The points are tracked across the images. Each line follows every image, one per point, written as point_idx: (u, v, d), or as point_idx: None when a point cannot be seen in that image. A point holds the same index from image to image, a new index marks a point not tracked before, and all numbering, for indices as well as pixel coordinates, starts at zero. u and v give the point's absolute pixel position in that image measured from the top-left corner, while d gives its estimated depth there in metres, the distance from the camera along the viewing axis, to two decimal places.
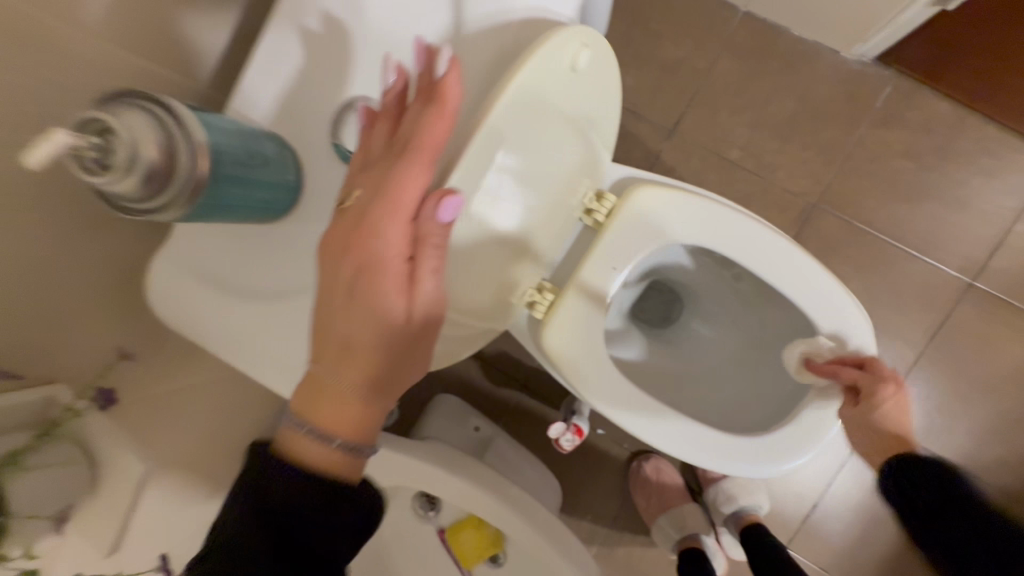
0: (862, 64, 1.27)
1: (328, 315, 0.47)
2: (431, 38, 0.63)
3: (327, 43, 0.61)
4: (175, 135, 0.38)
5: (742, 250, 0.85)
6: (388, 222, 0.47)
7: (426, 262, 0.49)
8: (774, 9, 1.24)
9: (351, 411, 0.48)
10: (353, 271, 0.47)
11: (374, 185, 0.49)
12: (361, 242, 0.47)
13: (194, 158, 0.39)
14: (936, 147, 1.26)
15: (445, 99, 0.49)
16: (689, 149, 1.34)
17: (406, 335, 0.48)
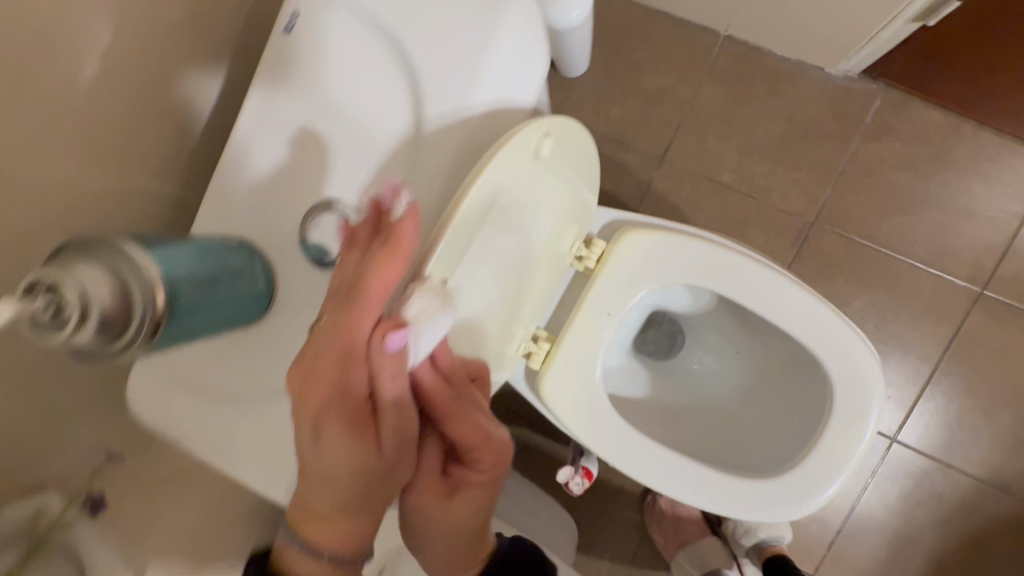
0: (849, 79, 1.26)
1: (295, 450, 0.42)
2: (395, 126, 0.53)
3: (277, 142, 0.54)
4: (126, 276, 0.36)
5: (738, 286, 0.83)
6: (340, 369, 0.40)
7: (389, 399, 0.41)
8: (755, 32, 1.24)
9: (336, 535, 0.43)
10: (311, 417, 0.40)
11: (328, 323, 0.41)
12: (308, 391, 0.40)
13: (151, 295, 0.38)
14: (931, 156, 1.24)
15: (401, 241, 0.41)
16: (681, 175, 1.33)
17: (380, 473, 0.43)
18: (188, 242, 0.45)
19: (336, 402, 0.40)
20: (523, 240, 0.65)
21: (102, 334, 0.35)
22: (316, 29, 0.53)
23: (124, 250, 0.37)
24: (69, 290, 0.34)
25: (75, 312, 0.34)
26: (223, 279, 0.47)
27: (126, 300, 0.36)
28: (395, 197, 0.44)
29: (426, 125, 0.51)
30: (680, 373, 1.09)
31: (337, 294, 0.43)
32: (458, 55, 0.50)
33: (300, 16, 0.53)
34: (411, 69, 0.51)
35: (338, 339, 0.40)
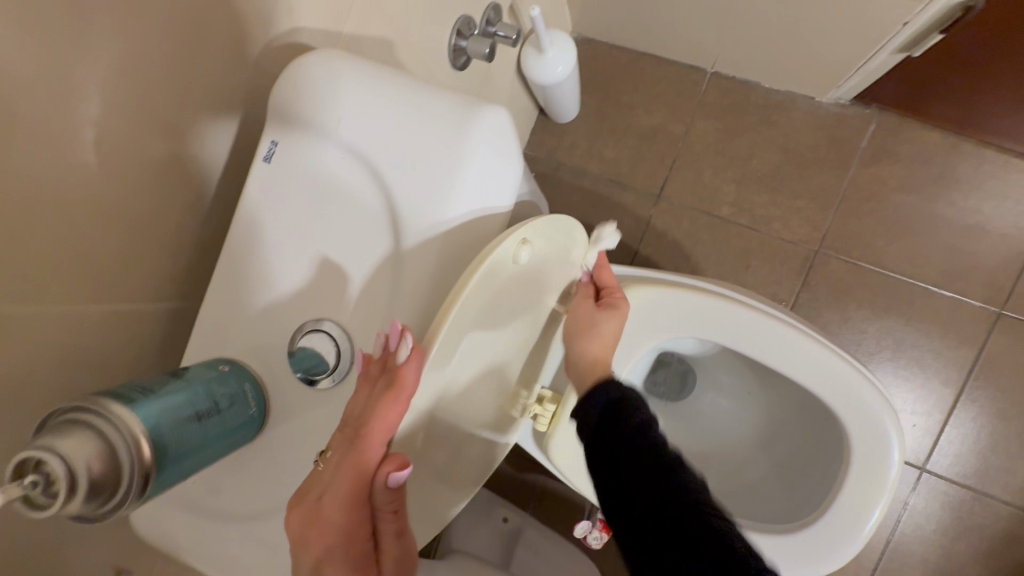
0: (840, 106, 1.26)
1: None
2: (373, 243, 0.45)
3: (262, 272, 0.48)
4: (114, 430, 0.32)
5: (743, 337, 0.82)
6: (342, 511, 0.38)
7: (389, 532, 0.40)
8: (742, 67, 1.25)
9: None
10: (315, 557, 0.38)
11: (329, 464, 0.39)
12: (313, 533, 0.38)
13: (135, 453, 0.33)
14: (933, 177, 1.23)
15: (402, 387, 0.37)
16: (679, 212, 1.33)
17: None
18: (176, 381, 0.39)
19: (341, 544, 0.39)
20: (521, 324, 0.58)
21: (89, 503, 0.31)
22: (293, 152, 0.47)
23: (105, 404, 0.33)
24: (53, 461, 0.30)
25: (58, 485, 0.30)
26: (211, 411, 0.40)
27: (115, 460, 0.32)
28: (398, 334, 0.39)
29: (406, 247, 0.44)
30: (692, 416, 1.06)
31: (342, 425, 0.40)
32: (437, 172, 0.44)
33: (277, 142, 0.47)
34: (389, 189, 0.45)
35: (340, 482, 0.38)
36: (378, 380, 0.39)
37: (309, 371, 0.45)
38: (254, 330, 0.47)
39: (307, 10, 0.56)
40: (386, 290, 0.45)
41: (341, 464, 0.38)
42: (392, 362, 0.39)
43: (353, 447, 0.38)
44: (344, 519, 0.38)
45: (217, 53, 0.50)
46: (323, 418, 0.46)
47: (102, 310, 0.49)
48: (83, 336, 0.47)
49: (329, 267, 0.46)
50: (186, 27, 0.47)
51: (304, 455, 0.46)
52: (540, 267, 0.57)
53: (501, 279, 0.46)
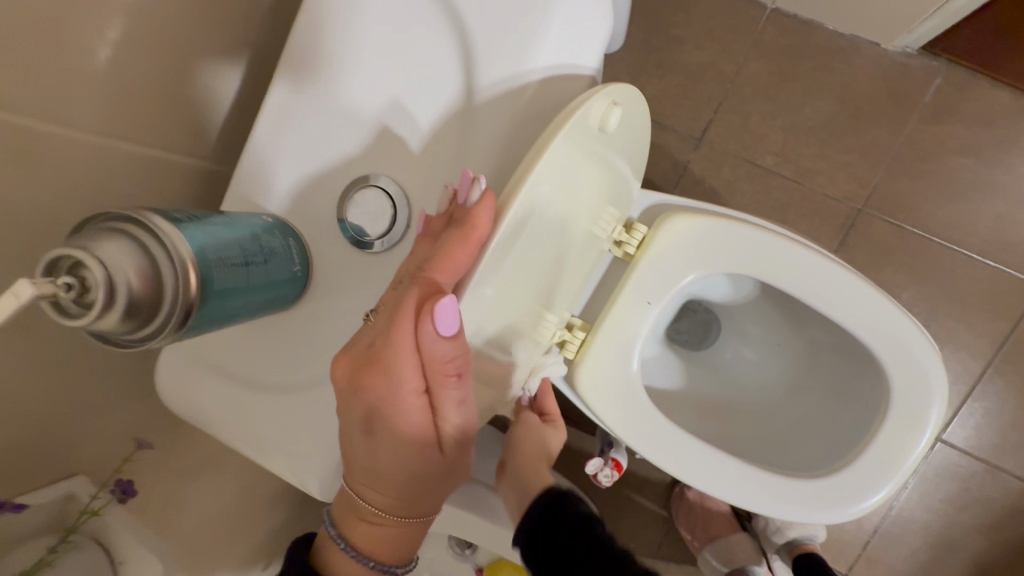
0: (906, 55, 1.17)
1: (348, 436, 0.36)
2: (443, 102, 0.42)
3: (311, 122, 0.44)
4: (151, 248, 0.28)
5: (790, 276, 0.78)
6: (405, 356, 0.33)
7: (449, 395, 0.34)
8: (808, 4, 1.15)
9: (384, 535, 0.37)
10: (366, 409, 0.34)
11: (386, 310, 0.34)
12: (366, 381, 0.34)
13: (183, 273, 0.30)
14: (994, 140, 1.16)
15: (472, 229, 0.33)
16: (719, 157, 1.26)
17: (438, 475, 0.37)
18: (223, 219, 0.36)
19: (387, 396, 0.34)
20: (584, 224, 0.55)
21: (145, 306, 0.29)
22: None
23: (139, 220, 0.29)
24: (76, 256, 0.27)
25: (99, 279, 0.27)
26: (257, 257, 0.37)
27: (155, 279, 0.28)
28: (470, 182, 0.36)
29: (480, 104, 0.40)
30: (714, 364, 1.04)
31: (406, 277, 0.36)
32: (520, 19, 0.39)
33: None
34: (467, 37, 0.40)
35: (393, 322, 0.32)
36: (444, 232, 0.35)
37: (362, 229, 0.43)
38: (306, 190, 0.44)
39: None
40: (456, 152, 0.42)
41: (396, 304, 0.33)
42: (461, 210, 0.36)
43: (412, 285, 0.34)
44: (402, 370, 0.33)
45: None
46: (379, 284, 0.43)
47: (87, 140, 0.46)
48: (69, 165, 0.45)
49: (385, 125, 0.43)
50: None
51: (355, 321, 0.44)
52: (612, 160, 0.53)
53: (576, 163, 0.41)
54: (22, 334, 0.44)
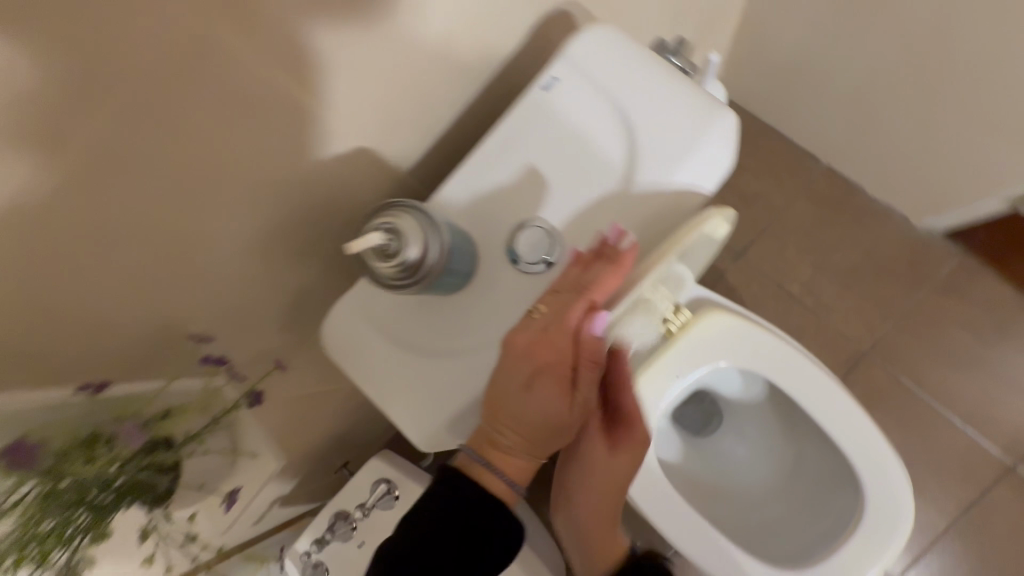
0: (930, 234, 1.36)
1: (503, 389, 0.49)
2: (602, 184, 0.57)
3: (505, 171, 0.59)
4: (428, 235, 0.45)
5: (800, 387, 0.91)
6: (563, 336, 0.49)
7: (587, 373, 0.49)
8: (860, 170, 1.35)
9: (514, 464, 0.51)
10: (528, 370, 0.48)
11: (554, 307, 0.50)
12: (536, 351, 0.48)
13: (437, 255, 0.45)
14: (992, 325, 1.32)
15: (622, 263, 0.50)
16: (753, 274, 1.43)
17: (562, 430, 0.50)
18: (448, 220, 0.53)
19: (548, 364, 0.48)
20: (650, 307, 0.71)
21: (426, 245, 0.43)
22: (566, 91, 0.58)
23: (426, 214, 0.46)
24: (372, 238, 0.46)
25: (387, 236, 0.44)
26: (462, 251, 0.53)
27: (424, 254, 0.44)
28: (619, 234, 0.51)
29: (630, 193, 0.56)
30: (710, 451, 1.16)
31: (563, 289, 0.51)
32: (675, 146, 0.56)
33: (556, 77, 0.58)
34: (634, 146, 0.56)
35: (566, 316, 0.49)
36: (594, 264, 0.51)
37: (516, 254, 0.57)
38: (479, 214, 0.59)
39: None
40: (601, 221, 0.57)
41: (565, 305, 0.49)
42: (611, 251, 0.51)
43: (578, 296, 0.49)
44: (563, 347, 0.48)
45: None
46: (517, 297, 0.57)
47: None
48: None
49: (555, 187, 0.58)
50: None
51: (489, 320, 0.58)
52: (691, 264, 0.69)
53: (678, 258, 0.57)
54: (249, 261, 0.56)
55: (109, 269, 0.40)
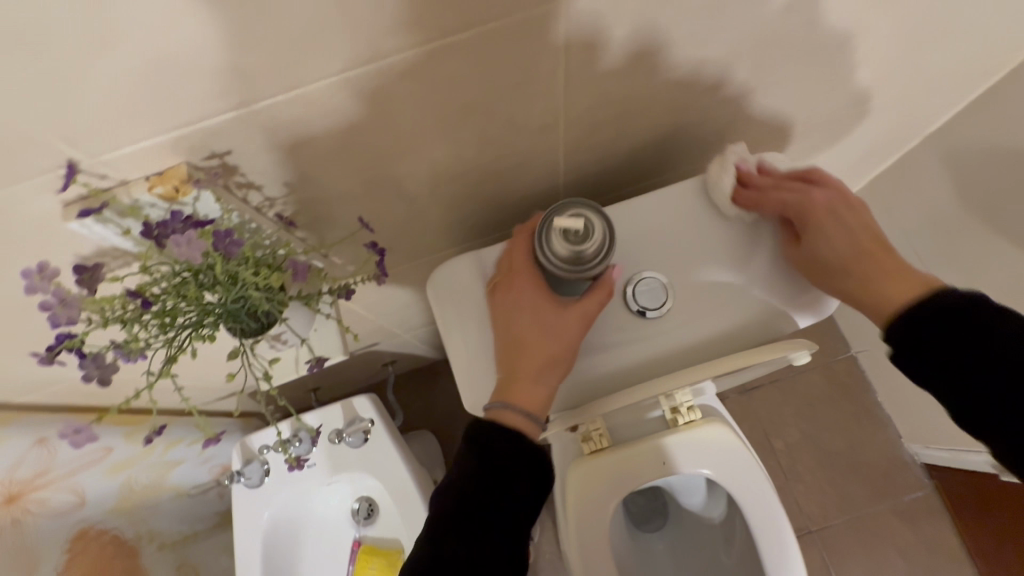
0: (912, 458, 1.44)
1: (511, 325, 0.62)
2: (718, 279, 0.67)
3: (646, 230, 0.68)
4: (603, 241, 0.59)
5: (761, 531, 0.97)
6: (531, 298, 0.62)
7: (582, 299, 0.62)
8: (882, 376, 1.45)
9: (530, 394, 0.60)
10: (512, 296, 0.63)
11: (515, 249, 0.65)
12: (515, 279, 0.63)
13: (598, 262, 0.59)
14: (928, 564, 1.38)
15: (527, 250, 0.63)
16: (747, 413, 1.51)
17: (565, 345, 0.61)
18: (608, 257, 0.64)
19: (523, 286, 0.62)
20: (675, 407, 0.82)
21: (607, 250, 0.59)
22: (731, 189, 0.69)
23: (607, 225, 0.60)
24: (560, 217, 0.58)
25: (582, 228, 0.58)
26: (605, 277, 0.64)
27: (587, 253, 0.58)
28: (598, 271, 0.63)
29: (735, 300, 0.67)
30: (643, 547, 1.20)
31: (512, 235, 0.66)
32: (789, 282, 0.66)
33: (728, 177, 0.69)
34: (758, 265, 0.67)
35: (522, 252, 0.64)
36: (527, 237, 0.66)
37: (632, 299, 0.66)
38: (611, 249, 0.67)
39: (784, 125, 0.77)
40: (701, 307, 0.67)
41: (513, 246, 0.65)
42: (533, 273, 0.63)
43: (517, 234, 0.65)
44: (532, 280, 0.62)
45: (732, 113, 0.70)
46: (608, 328, 0.66)
47: None
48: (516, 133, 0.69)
49: (679, 264, 0.68)
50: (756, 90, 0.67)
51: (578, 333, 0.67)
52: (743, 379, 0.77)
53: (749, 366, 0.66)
54: (425, 194, 0.63)
55: (378, 124, 0.49)
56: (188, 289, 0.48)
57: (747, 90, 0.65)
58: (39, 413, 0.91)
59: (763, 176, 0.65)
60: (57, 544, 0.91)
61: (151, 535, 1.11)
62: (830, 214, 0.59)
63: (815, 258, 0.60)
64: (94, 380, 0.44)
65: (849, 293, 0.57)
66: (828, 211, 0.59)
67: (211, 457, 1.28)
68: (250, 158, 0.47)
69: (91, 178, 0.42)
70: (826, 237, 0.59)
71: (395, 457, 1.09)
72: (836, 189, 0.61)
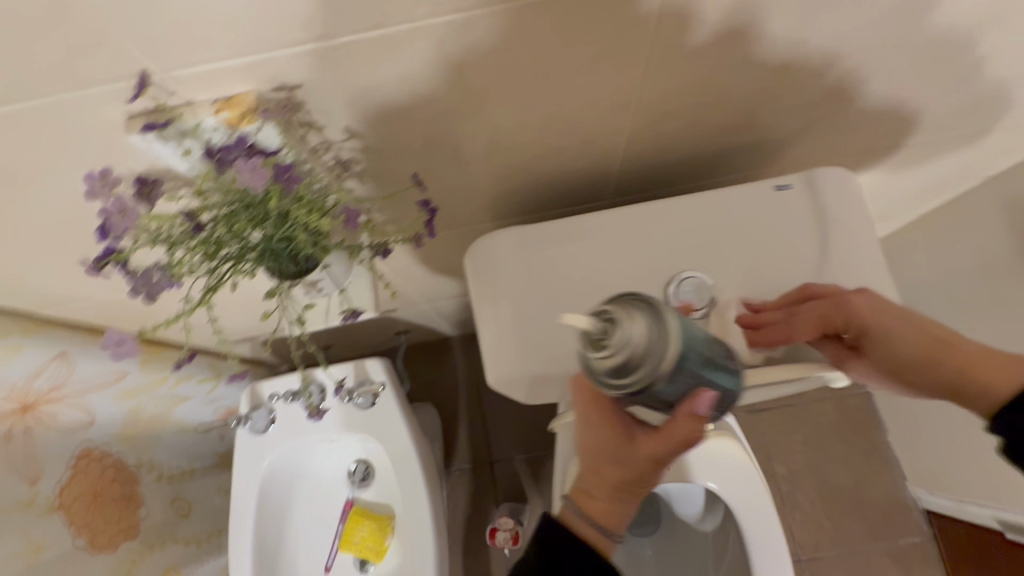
0: (913, 503, 1.42)
1: (583, 432, 0.54)
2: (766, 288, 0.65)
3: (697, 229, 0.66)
4: (650, 332, 0.40)
5: (756, 550, 0.95)
6: (599, 413, 0.53)
7: (676, 424, 0.48)
8: (896, 416, 1.42)
9: (602, 508, 0.52)
10: (585, 401, 0.53)
11: None
12: (588, 385, 0.53)
13: (656, 361, 0.40)
14: None
15: None
16: (752, 433, 1.49)
17: (650, 465, 0.51)
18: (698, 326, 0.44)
19: (596, 398, 0.53)
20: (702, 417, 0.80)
21: (655, 357, 0.39)
22: (791, 200, 0.65)
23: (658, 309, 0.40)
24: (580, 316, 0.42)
25: (603, 326, 0.40)
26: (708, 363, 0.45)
27: (632, 347, 0.39)
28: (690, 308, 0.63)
29: None
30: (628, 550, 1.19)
31: None
32: None
33: (792, 184, 0.65)
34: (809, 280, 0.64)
35: None
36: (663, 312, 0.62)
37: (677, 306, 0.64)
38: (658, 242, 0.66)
39: (848, 144, 0.75)
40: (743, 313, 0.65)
41: None
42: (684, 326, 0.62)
43: None
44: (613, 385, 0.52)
45: (802, 122, 0.68)
46: None
47: None
48: None
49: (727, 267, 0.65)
50: (832, 101, 0.65)
51: None
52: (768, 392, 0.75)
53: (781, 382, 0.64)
54: (480, 159, 0.61)
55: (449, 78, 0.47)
56: (239, 220, 0.47)
57: (819, 100, 0.63)
58: (57, 329, 0.91)
59: (764, 314, 0.62)
60: (62, 460, 0.92)
61: (151, 465, 1.12)
62: (871, 313, 0.57)
63: (898, 363, 0.55)
64: (141, 295, 0.46)
65: (954, 392, 0.52)
66: (873, 316, 0.57)
67: (218, 399, 1.29)
68: (318, 97, 0.46)
69: (161, 93, 0.42)
70: (888, 343, 0.56)
71: (400, 424, 1.09)
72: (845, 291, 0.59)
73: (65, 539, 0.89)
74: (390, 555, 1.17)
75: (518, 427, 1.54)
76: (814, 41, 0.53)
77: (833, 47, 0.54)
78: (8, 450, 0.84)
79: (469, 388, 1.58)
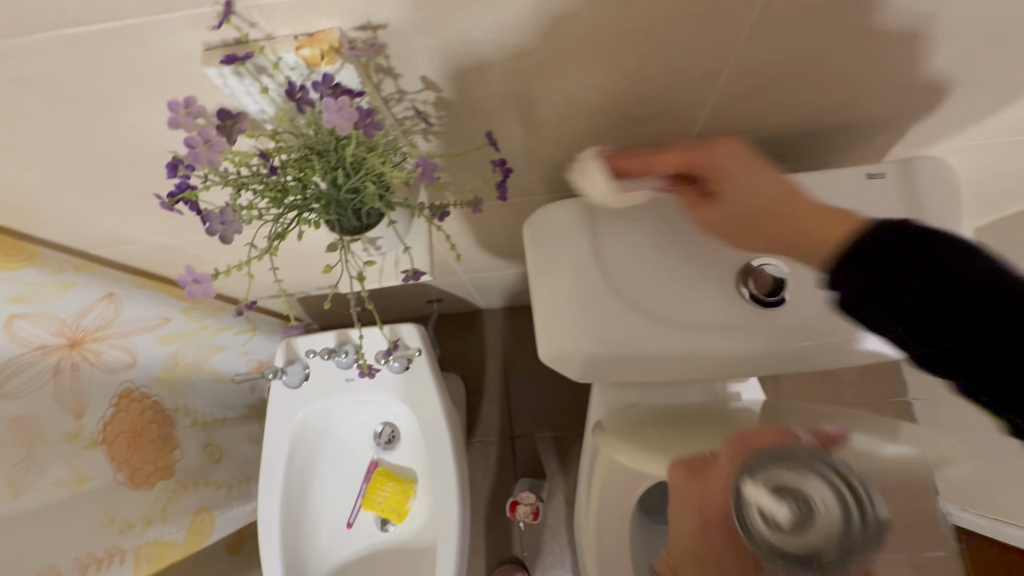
0: None
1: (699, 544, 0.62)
2: None
3: None
4: (811, 505, 0.56)
5: None
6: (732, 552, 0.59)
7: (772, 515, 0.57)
8: None
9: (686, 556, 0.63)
10: (701, 518, 0.63)
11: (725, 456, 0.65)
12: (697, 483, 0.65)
13: (820, 523, 0.55)
14: None
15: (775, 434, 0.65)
16: None
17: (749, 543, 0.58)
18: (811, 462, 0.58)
19: (720, 524, 0.61)
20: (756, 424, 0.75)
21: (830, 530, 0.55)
22: (886, 190, 0.60)
23: (847, 503, 0.55)
24: (756, 494, 0.58)
25: (792, 515, 0.56)
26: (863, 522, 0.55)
27: (814, 516, 0.55)
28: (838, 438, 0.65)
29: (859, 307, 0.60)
30: None
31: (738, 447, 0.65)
32: None
33: (886, 172, 0.60)
34: None
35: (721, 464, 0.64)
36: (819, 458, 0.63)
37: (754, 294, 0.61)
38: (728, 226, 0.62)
39: (936, 136, 0.70)
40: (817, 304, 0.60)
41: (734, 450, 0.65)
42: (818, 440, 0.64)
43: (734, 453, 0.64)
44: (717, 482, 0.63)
45: (897, 105, 0.62)
46: (708, 308, 0.62)
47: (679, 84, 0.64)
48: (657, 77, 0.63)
49: None
50: (936, 85, 0.59)
51: (674, 304, 0.62)
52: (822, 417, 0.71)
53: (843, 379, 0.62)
54: (551, 122, 0.58)
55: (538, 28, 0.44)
56: (310, 167, 0.46)
57: (921, 84, 0.58)
58: (110, 269, 0.92)
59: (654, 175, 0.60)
60: (105, 397, 0.94)
61: (186, 410, 1.14)
62: (741, 171, 0.57)
63: (736, 221, 0.59)
64: (217, 235, 0.43)
65: (788, 241, 0.56)
66: (739, 173, 0.57)
67: (251, 351, 1.30)
68: (402, 42, 0.44)
69: (243, 24, 0.40)
70: (733, 189, 0.57)
71: (431, 391, 1.09)
72: (719, 144, 0.58)
73: (106, 472, 0.92)
74: (412, 516, 1.18)
75: (541, 405, 1.53)
76: (936, 12, 0.48)
77: (953, 22, 0.49)
78: (57, 383, 0.86)
79: (495, 362, 1.58)
